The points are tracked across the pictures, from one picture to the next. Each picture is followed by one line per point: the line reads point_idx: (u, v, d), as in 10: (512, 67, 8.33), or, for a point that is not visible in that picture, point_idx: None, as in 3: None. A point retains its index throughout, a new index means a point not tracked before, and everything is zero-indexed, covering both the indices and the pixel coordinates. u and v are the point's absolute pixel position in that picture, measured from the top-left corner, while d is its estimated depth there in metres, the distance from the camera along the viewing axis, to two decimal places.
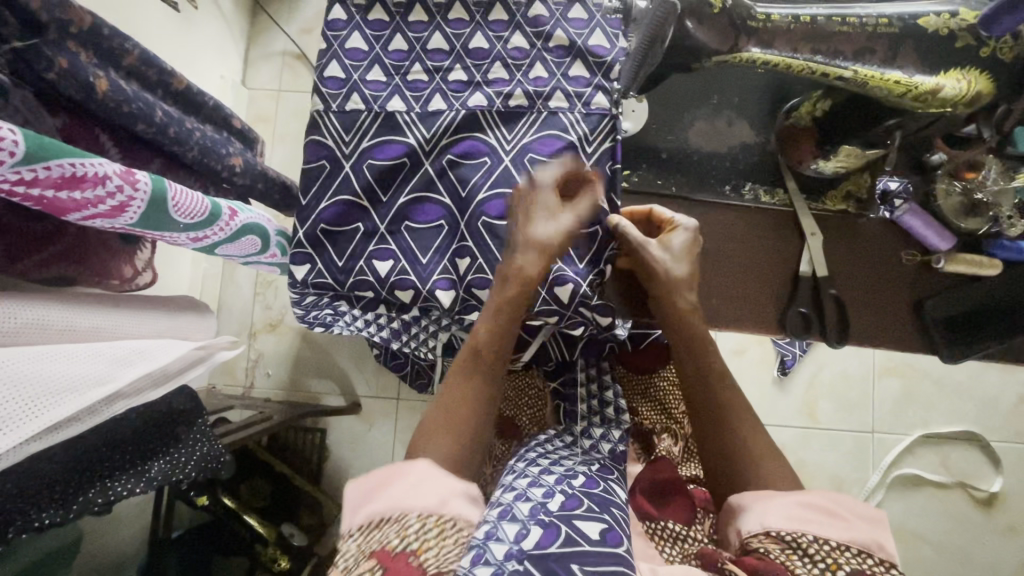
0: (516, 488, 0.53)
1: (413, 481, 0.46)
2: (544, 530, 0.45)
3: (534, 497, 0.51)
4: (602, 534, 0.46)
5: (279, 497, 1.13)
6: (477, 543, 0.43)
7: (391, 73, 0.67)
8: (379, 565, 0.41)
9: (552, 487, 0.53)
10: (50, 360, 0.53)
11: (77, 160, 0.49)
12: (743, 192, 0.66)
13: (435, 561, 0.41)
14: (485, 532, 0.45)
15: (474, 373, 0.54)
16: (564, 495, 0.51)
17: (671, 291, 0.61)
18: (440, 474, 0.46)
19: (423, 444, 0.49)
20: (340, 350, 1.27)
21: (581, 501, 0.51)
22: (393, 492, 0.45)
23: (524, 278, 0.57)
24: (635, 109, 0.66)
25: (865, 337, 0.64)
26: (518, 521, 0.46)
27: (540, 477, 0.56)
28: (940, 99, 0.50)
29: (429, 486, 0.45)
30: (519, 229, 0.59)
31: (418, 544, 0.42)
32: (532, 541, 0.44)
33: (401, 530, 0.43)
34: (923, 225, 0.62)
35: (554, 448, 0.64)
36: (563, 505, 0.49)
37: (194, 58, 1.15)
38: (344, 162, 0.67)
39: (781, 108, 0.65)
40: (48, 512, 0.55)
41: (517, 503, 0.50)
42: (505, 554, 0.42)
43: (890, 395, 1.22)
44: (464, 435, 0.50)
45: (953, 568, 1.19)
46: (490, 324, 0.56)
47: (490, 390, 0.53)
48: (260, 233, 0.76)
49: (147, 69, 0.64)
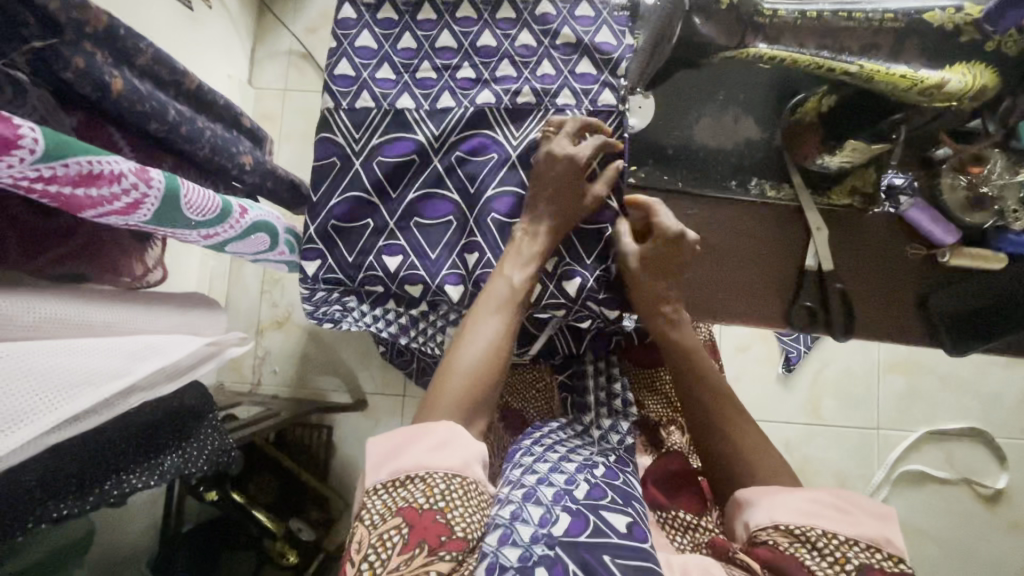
0: (537, 470, 0.54)
1: (439, 437, 0.48)
2: (573, 517, 0.47)
3: (558, 483, 0.52)
4: (630, 528, 0.48)
5: (287, 492, 1.14)
6: (503, 523, 0.46)
7: (399, 71, 0.68)
8: (407, 522, 0.43)
9: (573, 475, 0.54)
10: (67, 355, 0.54)
11: (95, 158, 0.50)
12: (749, 186, 0.66)
13: (460, 522, 0.44)
14: (511, 512, 0.47)
15: (491, 330, 0.58)
16: (587, 484, 0.53)
17: (653, 301, 0.63)
18: (465, 435, 0.49)
19: (441, 383, 0.54)
20: (346, 347, 1.28)
21: (605, 492, 0.52)
22: (419, 450, 0.47)
23: (537, 244, 0.62)
24: (642, 105, 0.66)
25: (870, 332, 0.65)
26: (543, 505, 0.48)
27: (560, 464, 0.57)
28: (945, 93, 0.50)
29: (454, 445, 0.48)
30: (537, 196, 0.62)
31: (444, 503, 0.44)
32: (561, 528, 0.46)
33: (427, 489, 0.45)
34: (929, 221, 0.62)
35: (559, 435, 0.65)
36: (587, 494, 0.51)
37: (202, 58, 1.16)
38: (354, 160, 0.68)
39: (787, 104, 0.65)
40: (66, 503, 0.56)
41: (541, 486, 0.51)
42: (531, 537, 0.45)
43: (895, 391, 1.23)
44: (480, 377, 0.55)
45: (958, 564, 1.20)
46: (501, 276, 0.61)
47: (503, 335, 0.58)
48: (269, 230, 0.77)
49: (160, 68, 0.65)
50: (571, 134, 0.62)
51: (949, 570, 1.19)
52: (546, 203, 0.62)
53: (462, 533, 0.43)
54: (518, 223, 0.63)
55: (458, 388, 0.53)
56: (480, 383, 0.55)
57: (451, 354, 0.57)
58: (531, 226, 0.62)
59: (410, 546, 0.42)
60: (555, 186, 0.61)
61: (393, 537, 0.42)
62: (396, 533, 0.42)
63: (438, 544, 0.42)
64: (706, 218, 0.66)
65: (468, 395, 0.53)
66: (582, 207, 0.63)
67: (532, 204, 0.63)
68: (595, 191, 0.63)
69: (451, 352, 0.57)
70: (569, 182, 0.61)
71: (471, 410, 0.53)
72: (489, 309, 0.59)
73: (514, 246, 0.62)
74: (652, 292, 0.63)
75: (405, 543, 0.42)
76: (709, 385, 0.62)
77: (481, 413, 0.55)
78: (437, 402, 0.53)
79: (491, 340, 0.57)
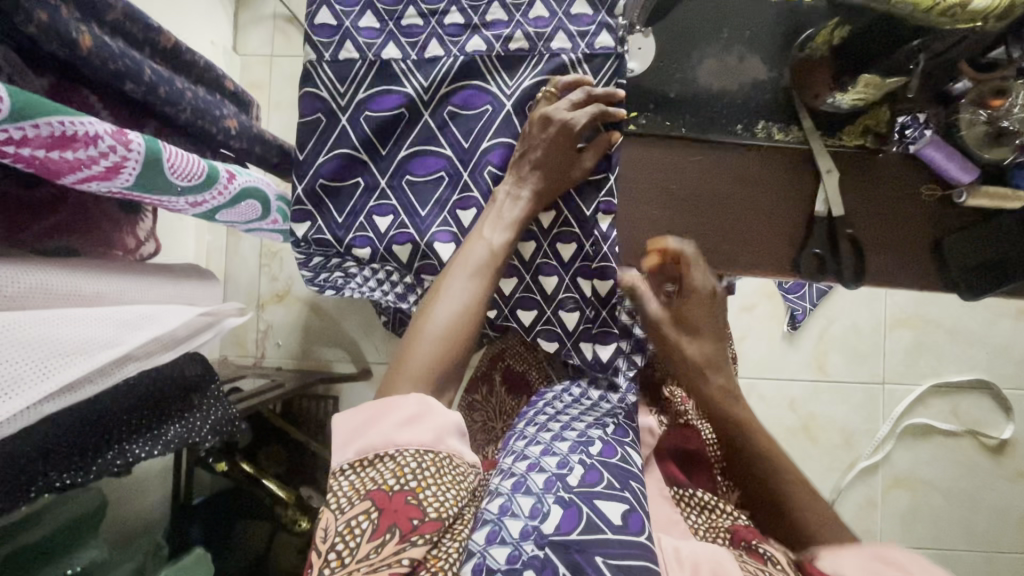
0: (529, 456, 0.54)
1: (408, 412, 0.46)
2: (565, 511, 0.46)
3: (550, 467, 0.52)
4: (625, 519, 0.47)
5: (296, 464, 1.15)
6: (491, 519, 0.45)
7: (384, 19, 0.64)
8: (376, 506, 0.42)
9: (566, 457, 0.54)
10: (59, 323, 0.52)
11: (66, 118, 0.47)
12: (756, 131, 0.63)
13: (434, 502, 0.43)
14: (500, 506, 0.47)
15: (465, 300, 0.56)
16: (583, 468, 0.52)
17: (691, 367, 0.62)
18: (437, 407, 0.47)
19: (410, 347, 0.52)
20: (347, 317, 1.27)
21: (601, 474, 0.51)
22: (387, 427, 0.46)
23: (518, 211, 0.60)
24: (641, 46, 0.62)
25: (879, 279, 0.63)
26: (533, 495, 0.48)
27: (552, 445, 0.56)
28: (970, 11, 0.44)
29: (424, 420, 0.46)
30: (524, 160, 0.60)
31: (415, 483, 0.43)
32: (552, 524, 0.45)
33: (397, 469, 0.44)
34: (944, 158, 0.60)
35: (563, 406, 0.63)
36: (582, 480, 0.50)
37: (181, 22, 1.11)
38: (340, 116, 0.65)
39: (796, 41, 0.60)
40: (69, 473, 0.56)
41: (532, 473, 0.51)
42: (521, 533, 0.45)
43: (901, 346, 1.21)
44: (451, 344, 0.53)
45: (962, 514, 1.21)
46: (481, 240, 0.59)
47: (477, 300, 0.56)
48: (260, 197, 0.74)
49: (131, 25, 0.62)
50: (575, 102, 0.59)
51: (953, 520, 1.21)
52: (531, 167, 0.60)
53: (435, 514, 0.43)
54: (503, 184, 0.61)
55: (429, 353, 0.52)
56: (450, 351, 0.52)
57: (422, 317, 0.55)
58: (514, 188, 0.60)
59: (381, 531, 0.42)
60: (550, 152, 0.59)
61: (361, 524, 0.42)
62: (365, 519, 0.42)
63: (410, 529, 0.42)
64: (713, 167, 0.63)
65: (437, 363, 0.52)
66: (573, 177, 0.61)
67: (519, 169, 0.61)
68: (585, 164, 0.61)
69: (421, 315, 0.55)
70: (561, 144, 0.59)
71: (440, 378, 0.51)
72: (465, 273, 0.57)
73: (495, 209, 0.60)
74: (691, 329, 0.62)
75: (375, 529, 0.42)
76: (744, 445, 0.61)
77: (450, 384, 0.53)
78: (403, 367, 0.51)
79: (463, 304, 0.55)
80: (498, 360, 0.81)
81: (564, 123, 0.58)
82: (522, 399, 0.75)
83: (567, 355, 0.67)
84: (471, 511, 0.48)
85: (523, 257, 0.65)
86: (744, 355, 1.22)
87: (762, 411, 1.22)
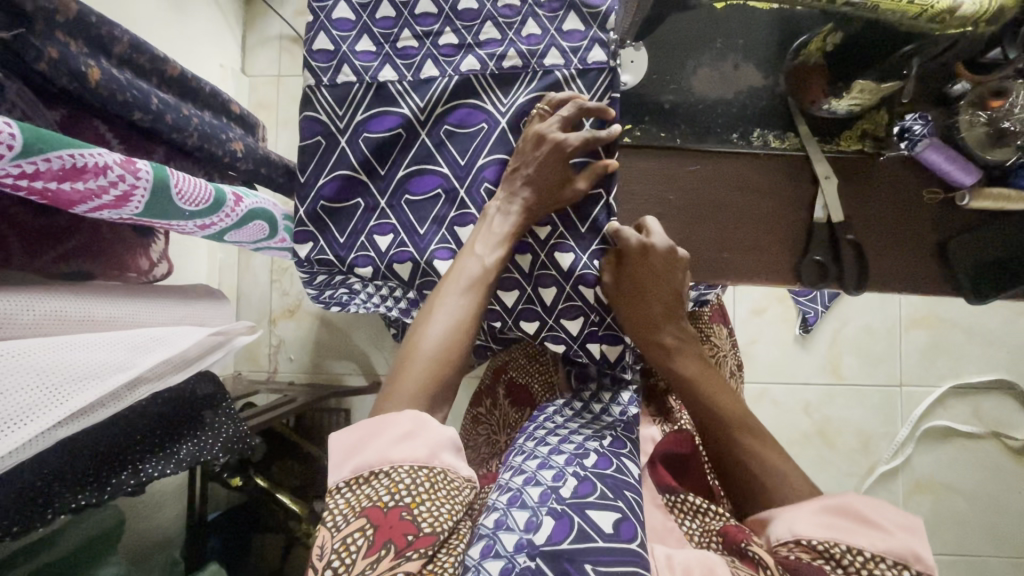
0: (526, 470, 0.54)
1: (402, 429, 0.47)
2: (557, 522, 0.46)
3: (545, 481, 0.52)
4: (617, 527, 0.46)
5: (309, 477, 1.16)
6: (486, 533, 0.46)
7: (380, 42, 0.66)
8: (371, 523, 0.42)
9: (562, 469, 0.54)
10: (73, 350, 0.54)
11: (77, 151, 0.48)
12: (752, 138, 0.63)
13: (427, 517, 0.43)
14: (495, 521, 0.47)
15: (457, 318, 0.56)
16: (576, 480, 0.51)
17: (651, 329, 0.61)
18: (431, 423, 0.48)
19: (404, 366, 0.53)
20: (358, 330, 1.28)
21: (595, 485, 0.51)
22: (382, 443, 0.46)
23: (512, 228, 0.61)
24: (634, 59, 0.62)
25: (885, 283, 0.62)
26: (528, 509, 0.48)
27: (550, 458, 0.56)
28: (958, 17, 0.45)
29: (419, 435, 0.47)
30: (513, 176, 0.61)
31: (410, 499, 0.44)
32: (544, 536, 0.45)
33: (392, 486, 0.44)
34: (949, 163, 0.58)
35: (563, 419, 0.64)
36: (575, 491, 0.50)
37: (191, 47, 1.14)
38: (339, 137, 0.67)
39: (790, 48, 0.61)
40: (84, 494, 0.58)
41: (527, 487, 0.51)
42: (515, 546, 0.44)
43: (916, 348, 1.19)
44: (445, 362, 0.53)
45: (988, 518, 1.17)
46: (473, 257, 0.60)
47: (470, 315, 0.57)
48: (268, 218, 0.76)
49: (138, 56, 0.64)
50: (566, 118, 0.59)
51: (978, 523, 1.18)
52: (524, 183, 0.60)
53: (430, 529, 0.43)
54: (494, 200, 0.62)
55: (423, 370, 0.52)
56: (445, 368, 0.53)
57: (415, 336, 0.55)
58: (505, 205, 0.61)
59: (376, 547, 0.42)
60: (542, 170, 0.59)
61: (357, 540, 0.42)
62: (360, 536, 0.42)
63: (405, 544, 0.42)
64: (710, 177, 0.63)
65: (432, 380, 0.52)
66: (565, 194, 0.61)
67: (512, 185, 0.61)
68: (577, 182, 0.61)
69: (416, 332, 0.55)
70: (552, 160, 0.59)
71: (433, 397, 0.52)
72: (458, 288, 0.58)
73: (485, 225, 0.61)
74: (649, 317, 0.61)
75: (370, 545, 0.42)
76: (708, 408, 0.59)
77: (444, 401, 0.53)
78: (398, 387, 0.51)
79: (456, 319, 0.56)
80: (501, 372, 0.81)
81: (558, 139, 0.58)
82: (525, 412, 0.75)
83: (575, 355, 0.67)
84: (466, 526, 0.47)
85: (523, 268, 0.66)
86: (755, 359, 1.20)
87: (776, 417, 1.20)
